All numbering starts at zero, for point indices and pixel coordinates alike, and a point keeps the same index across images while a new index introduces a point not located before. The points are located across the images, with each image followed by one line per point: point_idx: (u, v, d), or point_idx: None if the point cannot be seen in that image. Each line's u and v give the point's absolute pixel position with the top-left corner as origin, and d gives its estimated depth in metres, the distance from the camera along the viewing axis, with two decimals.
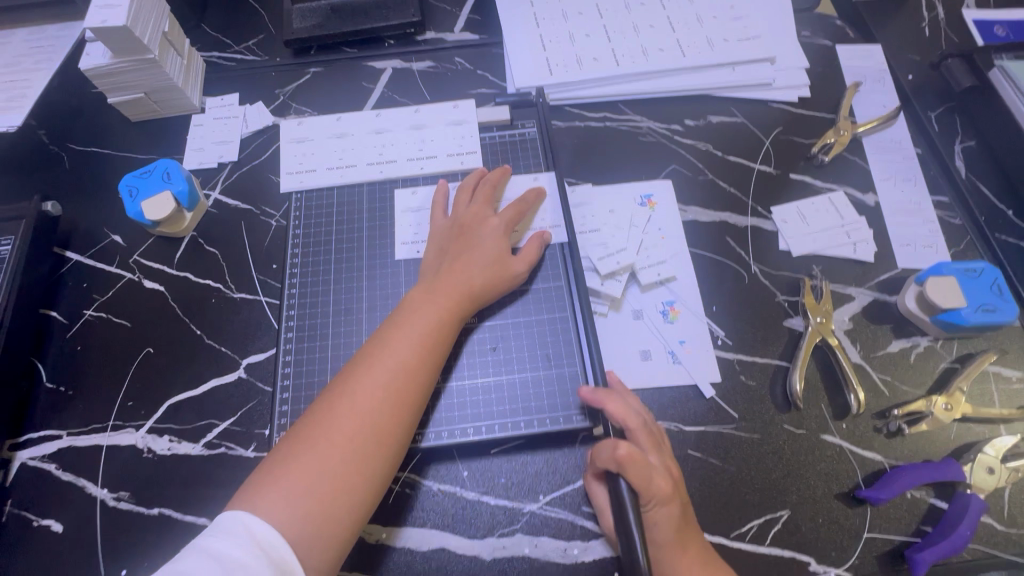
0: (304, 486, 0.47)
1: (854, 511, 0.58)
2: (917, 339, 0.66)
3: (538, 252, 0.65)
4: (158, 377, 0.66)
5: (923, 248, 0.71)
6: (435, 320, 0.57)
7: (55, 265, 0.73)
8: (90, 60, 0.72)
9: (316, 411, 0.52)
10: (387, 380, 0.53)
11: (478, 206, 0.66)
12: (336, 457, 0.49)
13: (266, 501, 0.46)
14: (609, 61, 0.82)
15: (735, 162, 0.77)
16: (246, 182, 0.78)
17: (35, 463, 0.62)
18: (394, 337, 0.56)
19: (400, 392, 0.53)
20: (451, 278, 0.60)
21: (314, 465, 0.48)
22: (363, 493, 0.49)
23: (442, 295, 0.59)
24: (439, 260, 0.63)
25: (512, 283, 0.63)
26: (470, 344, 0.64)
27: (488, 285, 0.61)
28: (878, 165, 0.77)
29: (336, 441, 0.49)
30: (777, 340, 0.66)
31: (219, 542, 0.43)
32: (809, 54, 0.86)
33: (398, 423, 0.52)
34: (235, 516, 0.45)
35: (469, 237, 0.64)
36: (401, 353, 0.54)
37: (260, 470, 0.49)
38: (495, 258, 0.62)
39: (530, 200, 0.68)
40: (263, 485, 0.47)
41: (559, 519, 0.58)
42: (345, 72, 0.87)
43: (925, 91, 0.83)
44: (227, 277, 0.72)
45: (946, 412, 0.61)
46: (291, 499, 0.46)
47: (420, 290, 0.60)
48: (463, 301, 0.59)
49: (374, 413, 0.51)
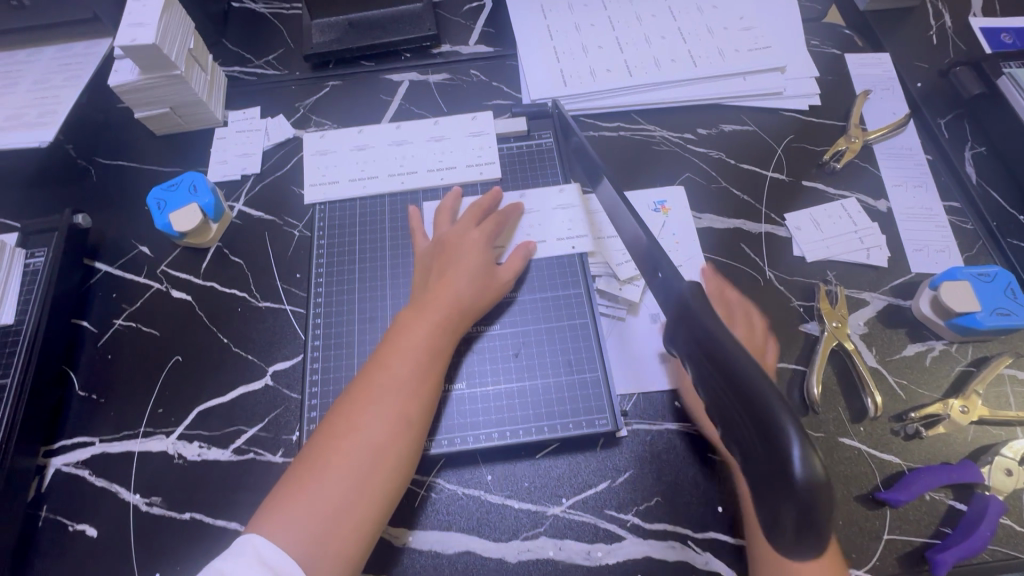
0: (305, 510, 0.49)
1: (874, 513, 0.59)
2: (932, 343, 0.67)
3: (523, 263, 0.67)
4: (187, 385, 0.68)
5: (936, 253, 0.72)
6: (428, 339, 0.58)
7: (85, 276, 0.75)
8: (120, 77, 0.75)
9: (315, 437, 0.54)
10: (381, 400, 0.54)
11: (462, 224, 0.67)
12: (335, 479, 0.50)
13: (272, 524, 0.48)
14: (622, 72, 0.84)
15: (747, 169, 0.79)
16: (269, 194, 0.80)
17: (68, 469, 0.64)
18: (386, 359, 0.57)
19: (394, 412, 0.54)
20: (441, 295, 0.61)
21: (314, 489, 0.50)
22: (364, 512, 0.51)
23: (434, 314, 0.60)
24: (427, 278, 0.64)
25: (500, 293, 0.65)
26: (472, 357, 0.65)
27: (476, 298, 0.63)
28: (888, 172, 0.78)
29: (333, 464, 0.51)
30: (793, 345, 0.67)
31: (229, 564, 0.44)
32: (818, 63, 0.87)
33: (395, 441, 0.53)
34: (245, 541, 0.47)
35: (452, 253, 0.65)
36: (394, 373, 0.56)
37: (269, 495, 0.51)
38: (480, 272, 0.64)
39: (511, 213, 0.70)
40: (268, 510, 0.49)
41: (582, 522, 0.59)
42: (364, 85, 0.89)
43: (933, 98, 0.84)
44: (252, 286, 0.73)
45: (963, 415, 0.61)
46: (294, 522, 0.48)
47: (409, 310, 0.62)
48: (454, 316, 0.61)
49: (370, 433, 0.53)
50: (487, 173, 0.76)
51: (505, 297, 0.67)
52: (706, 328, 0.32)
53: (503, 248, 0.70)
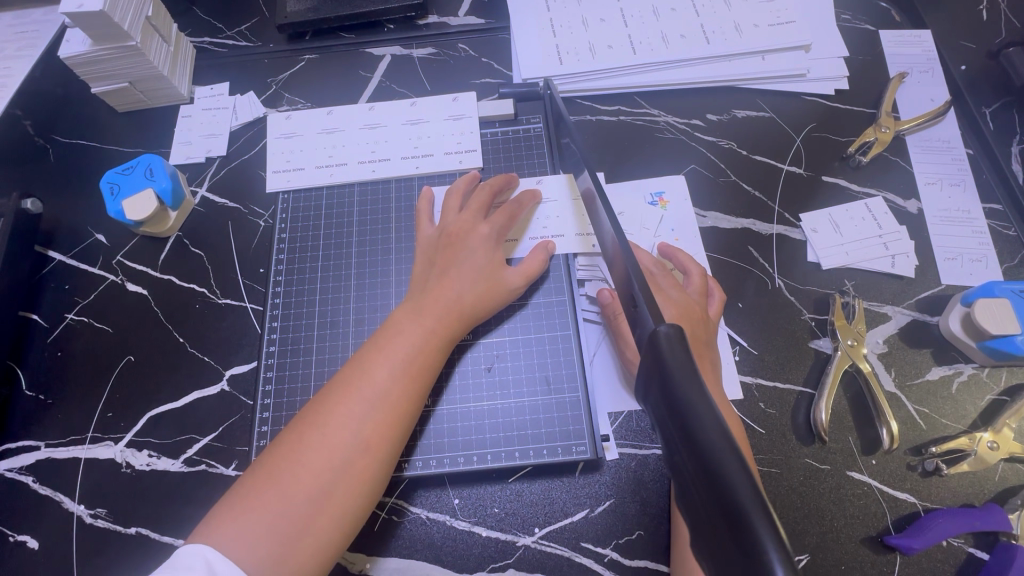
0: (264, 526, 0.43)
1: (883, 558, 0.53)
2: (960, 366, 0.59)
3: (541, 264, 0.59)
4: (139, 387, 0.63)
5: (971, 263, 0.64)
6: (423, 342, 0.52)
7: (37, 265, 0.70)
8: (70, 48, 0.68)
9: (283, 442, 0.47)
10: (365, 411, 0.48)
11: (470, 214, 0.60)
12: (303, 494, 0.45)
13: (224, 538, 0.42)
14: (626, 49, 0.75)
15: (760, 162, 0.70)
16: (234, 179, 0.73)
17: (11, 475, 0.60)
18: (374, 363, 0.51)
19: (377, 424, 0.48)
20: (439, 295, 0.55)
21: (279, 502, 0.44)
22: (330, 536, 0.45)
23: (430, 315, 0.54)
24: (427, 275, 0.57)
25: (508, 298, 0.58)
26: (464, 364, 0.59)
27: (480, 303, 0.56)
28: (922, 168, 0.69)
29: (301, 477, 0.45)
30: (802, 363, 0.60)
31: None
32: (849, 41, 0.77)
33: (374, 460, 0.47)
34: (192, 552, 0.41)
35: (457, 248, 0.58)
36: (381, 382, 0.50)
37: (225, 502, 0.45)
38: (486, 272, 0.57)
39: (525, 203, 0.63)
40: (223, 521, 0.43)
41: (556, 555, 0.53)
42: (341, 60, 0.81)
43: (979, 84, 0.75)
44: (211, 280, 0.68)
45: (992, 452, 0.54)
46: (250, 540, 0.42)
47: (405, 309, 0.55)
48: (453, 323, 0.54)
49: (349, 448, 0.47)
50: (468, 162, 0.69)
51: (513, 301, 0.60)
52: (684, 397, 0.29)
53: (517, 242, 0.63)
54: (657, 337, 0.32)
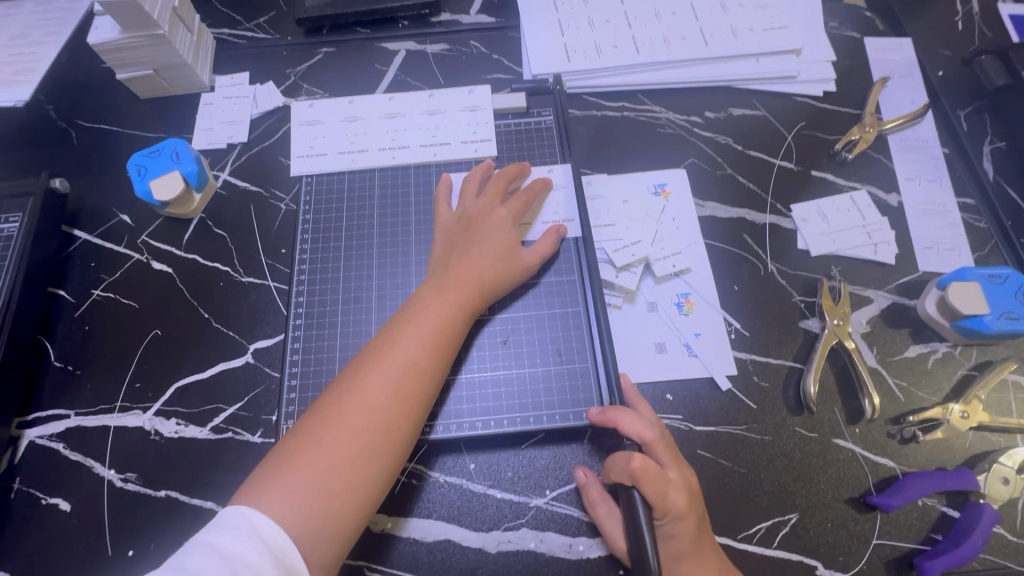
0: (307, 483, 0.46)
1: (865, 516, 0.57)
2: (935, 345, 0.65)
3: (553, 246, 0.64)
4: (166, 360, 0.66)
5: (946, 251, 0.70)
6: (447, 315, 0.56)
7: (63, 243, 0.72)
8: (99, 35, 0.71)
9: (321, 407, 0.51)
10: (396, 377, 0.52)
11: (488, 199, 0.64)
12: (342, 454, 0.48)
13: (270, 494, 0.46)
14: (630, 49, 0.80)
15: (755, 156, 0.75)
16: (256, 164, 0.76)
17: (42, 442, 0.62)
18: (403, 333, 0.54)
19: (408, 390, 0.52)
20: (461, 272, 0.59)
21: (320, 461, 0.47)
22: (366, 492, 0.48)
23: (453, 291, 0.58)
24: (449, 254, 0.61)
25: (524, 276, 0.62)
26: (481, 338, 0.63)
27: (498, 281, 0.60)
28: (902, 165, 0.75)
29: (341, 439, 0.48)
30: (792, 341, 0.65)
31: (221, 538, 0.42)
32: (836, 46, 0.83)
33: (404, 421, 0.51)
34: (240, 511, 0.44)
35: (477, 231, 0.62)
36: (410, 350, 0.53)
37: (267, 463, 0.48)
38: (504, 252, 0.61)
39: (538, 191, 0.66)
40: (267, 480, 0.47)
41: (566, 514, 0.57)
42: (358, 53, 0.85)
43: (954, 88, 0.81)
44: (235, 260, 0.71)
45: (963, 420, 0.60)
46: (294, 496, 0.46)
47: (429, 286, 0.59)
48: (475, 298, 0.58)
49: (383, 410, 0.50)
50: (482, 151, 0.73)
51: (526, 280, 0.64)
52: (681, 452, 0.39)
53: (530, 226, 0.67)
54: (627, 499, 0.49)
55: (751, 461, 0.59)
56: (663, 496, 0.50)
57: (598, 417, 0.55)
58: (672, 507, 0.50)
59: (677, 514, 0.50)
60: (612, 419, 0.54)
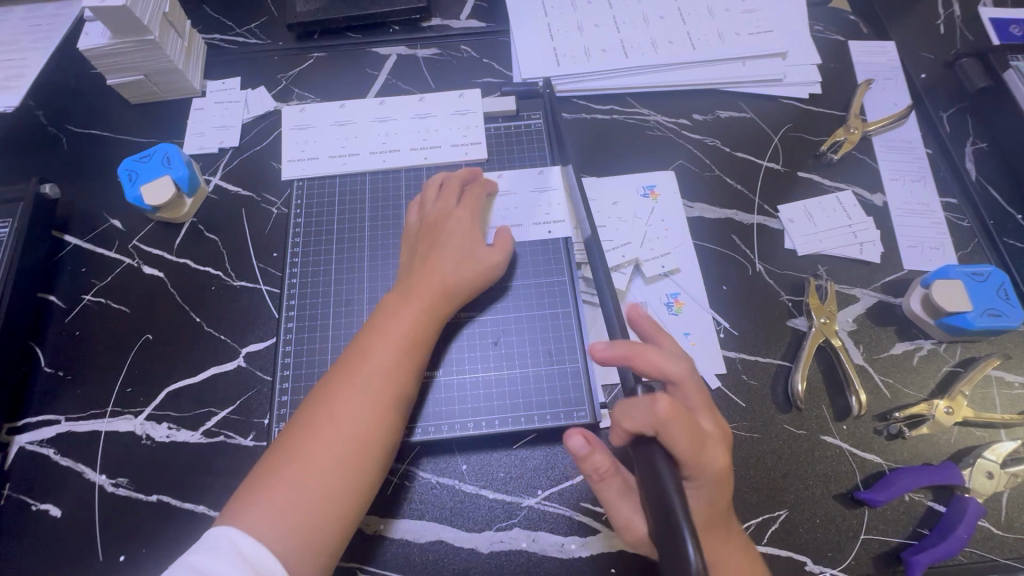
0: (286, 503, 0.47)
1: (853, 512, 0.58)
2: (920, 342, 0.66)
3: (509, 245, 0.64)
4: (157, 364, 0.66)
5: (930, 250, 0.71)
6: (414, 322, 0.56)
7: (53, 249, 0.72)
8: (89, 40, 0.71)
9: (294, 425, 0.51)
10: (362, 386, 0.52)
11: (443, 202, 0.65)
12: (319, 470, 0.48)
13: (248, 515, 0.46)
14: (618, 53, 0.81)
15: (742, 158, 0.76)
16: (248, 168, 0.77)
17: (33, 447, 0.62)
18: (369, 344, 0.55)
19: (379, 399, 0.52)
20: (427, 278, 0.59)
21: (296, 479, 0.48)
22: (346, 504, 0.48)
23: (420, 297, 0.58)
24: (414, 260, 0.62)
25: (491, 275, 0.62)
26: (458, 340, 0.63)
27: (465, 282, 0.60)
28: (887, 165, 0.76)
29: (317, 455, 0.49)
30: (780, 339, 0.66)
31: (203, 557, 0.42)
32: (821, 50, 0.84)
33: (377, 429, 0.51)
34: (221, 533, 0.44)
35: (437, 236, 0.62)
36: (379, 360, 0.54)
37: (246, 485, 0.49)
38: (468, 254, 0.61)
39: (483, 188, 0.67)
40: (245, 503, 0.47)
41: (558, 514, 0.58)
42: (349, 58, 0.85)
43: (937, 91, 0.82)
44: (226, 264, 0.71)
45: (948, 416, 0.60)
46: (274, 516, 0.46)
47: (394, 295, 0.59)
48: (442, 301, 0.58)
49: (354, 422, 0.50)
50: (473, 154, 0.74)
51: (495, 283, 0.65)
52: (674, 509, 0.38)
53: (489, 228, 0.68)
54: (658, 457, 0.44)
55: (740, 458, 0.60)
56: (697, 450, 0.46)
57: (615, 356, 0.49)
58: (706, 462, 0.47)
59: (712, 472, 0.47)
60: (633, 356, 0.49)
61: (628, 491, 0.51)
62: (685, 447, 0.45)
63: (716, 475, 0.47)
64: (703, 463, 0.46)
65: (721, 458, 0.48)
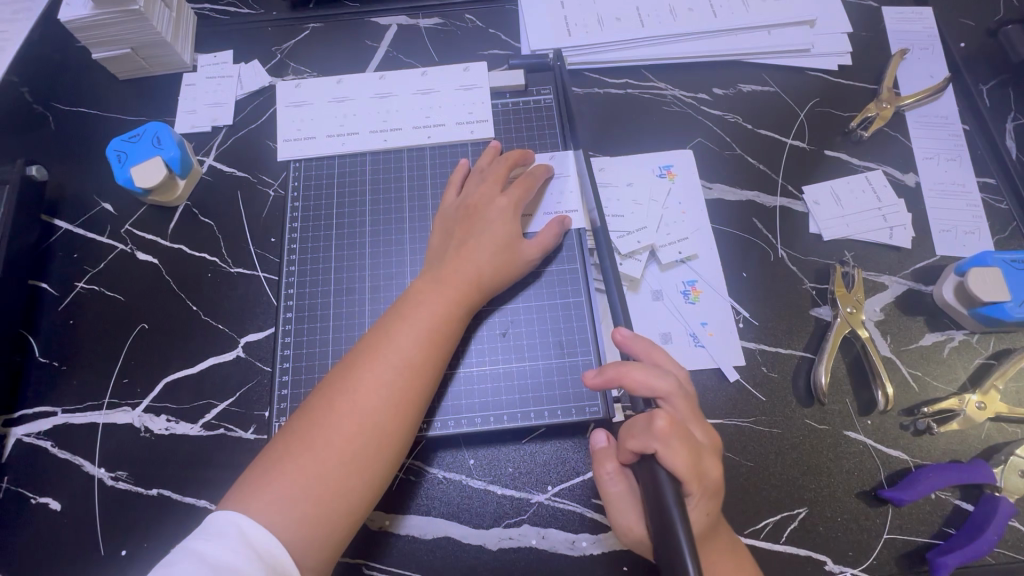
0: (299, 490, 0.45)
1: (875, 510, 0.56)
2: (952, 332, 0.62)
3: (556, 238, 0.61)
4: (154, 354, 0.64)
5: (965, 234, 0.67)
6: (443, 311, 0.54)
7: (43, 234, 0.69)
8: (71, 11, 0.67)
9: (313, 407, 0.49)
10: (390, 378, 0.50)
11: (488, 185, 0.61)
12: (335, 459, 0.46)
13: (258, 501, 0.44)
14: (634, 22, 0.76)
15: (766, 136, 0.72)
16: (242, 148, 0.73)
17: (29, 440, 0.61)
18: (397, 330, 0.52)
19: (403, 391, 0.50)
20: (458, 265, 0.56)
21: (311, 466, 0.46)
22: (359, 497, 0.47)
23: (450, 286, 0.55)
24: (447, 245, 0.59)
25: (523, 269, 0.59)
26: (480, 331, 0.61)
27: (498, 275, 0.57)
28: (920, 143, 0.71)
29: (335, 443, 0.47)
30: (803, 330, 0.62)
31: (209, 545, 0.40)
32: (853, 17, 0.78)
33: (399, 424, 0.49)
34: (227, 517, 0.42)
35: (476, 220, 0.59)
36: (405, 348, 0.51)
37: (256, 467, 0.47)
38: (504, 244, 0.58)
39: (540, 176, 0.63)
40: (257, 486, 0.45)
41: (569, 511, 0.56)
42: (347, 28, 0.80)
43: (976, 61, 0.76)
44: (223, 250, 0.68)
45: (979, 411, 0.58)
46: (286, 504, 0.44)
47: (426, 280, 0.56)
48: (472, 294, 0.56)
49: (376, 414, 0.48)
50: (479, 132, 0.70)
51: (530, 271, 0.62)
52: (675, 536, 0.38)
53: (531, 217, 0.64)
54: (657, 477, 0.43)
55: (759, 454, 0.57)
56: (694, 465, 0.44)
57: (603, 379, 0.49)
58: (700, 473, 0.45)
59: (709, 482, 0.46)
60: (620, 376, 0.48)
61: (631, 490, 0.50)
62: (681, 462, 0.43)
63: (712, 487, 0.46)
64: (702, 473, 0.45)
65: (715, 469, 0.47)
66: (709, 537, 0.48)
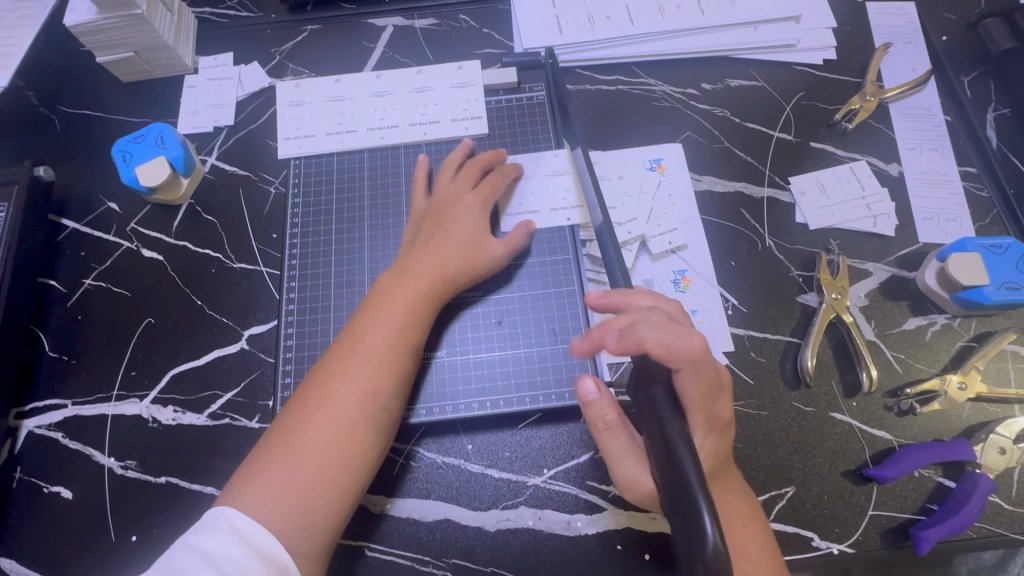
0: (282, 487, 0.46)
1: (861, 488, 0.58)
2: (934, 316, 0.64)
3: (523, 237, 0.62)
4: (160, 347, 0.66)
5: (947, 221, 0.68)
6: (411, 304, 0.55)
7: (51, 233, 0.71)
8: (75, 16, 0.68)
9: (291, 407, 0.51)
10: (361, 369, 0.51)
11: (457, 184, 0.63)
12: (315, 454, 0.48)
13: (246, 497, 0.46)
14: (624, 20, 0.78)
15: (753, 129, 0.74)
16: (244, 147, 0.75)
17: (41, 431, 0.62)
18: (366, 327, 0.54)
19: (374, 383, 0.51)
20: (424, 260, 0.58)
21: (293, 463, 0.47)
22: (343, 487, 0.48)
23: (415, 279, 0.56)
24: (414, 240, 0.61)
25: (495, 261, 0.61)
26: (461, 322, 0.62)
27: (466, 267, 0.59)
28: (903, 134, 0.73)
29: (311, 439, 0.48)
30: (789, 316, 0.64)
31: (207, 539, 0.43)
32: (838, 12, 0.80)
33: (373, 412, 0.51)
34: (220, 514, 0.45)
35: (442, 216, 0.61)
36: (375, 343, 0.53)
37: (242, 468, 0.49)
38: (471, 238, 0.60)
39: (507, 172, 0.65)
40: (244, 485, 0.47)
41: (564, 492, 0.58)
42: (344, 30, 0.82)
43: (958, 54, 0.78)
44: (226, 246, 0.70)
45: (960, 391, 0.59)
46: (272, 500, 0.46)
47: (391, 276, 0.58)
48: (439, 285, 0.57)
49: (351, 407, 0.50)
50: (473, 129, 0.72)
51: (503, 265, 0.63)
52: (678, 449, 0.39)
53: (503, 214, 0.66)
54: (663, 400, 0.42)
55: (747, 436, 0.59)
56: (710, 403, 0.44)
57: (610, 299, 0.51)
58: (713, 412, 0.45)
59: (719, 423, 0.45)
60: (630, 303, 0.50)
61: (632, 447, 0.49)
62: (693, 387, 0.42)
63: (722, 423, 0.46)
64: (712, 410, 0.44)
65: (726, 409, 0.46)
66: (717, 476, 0.47)
